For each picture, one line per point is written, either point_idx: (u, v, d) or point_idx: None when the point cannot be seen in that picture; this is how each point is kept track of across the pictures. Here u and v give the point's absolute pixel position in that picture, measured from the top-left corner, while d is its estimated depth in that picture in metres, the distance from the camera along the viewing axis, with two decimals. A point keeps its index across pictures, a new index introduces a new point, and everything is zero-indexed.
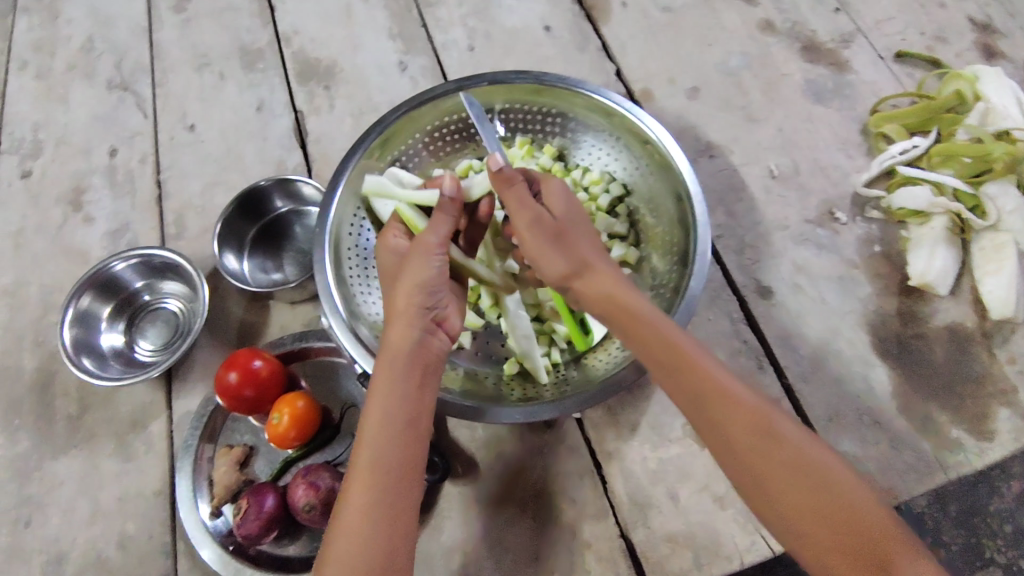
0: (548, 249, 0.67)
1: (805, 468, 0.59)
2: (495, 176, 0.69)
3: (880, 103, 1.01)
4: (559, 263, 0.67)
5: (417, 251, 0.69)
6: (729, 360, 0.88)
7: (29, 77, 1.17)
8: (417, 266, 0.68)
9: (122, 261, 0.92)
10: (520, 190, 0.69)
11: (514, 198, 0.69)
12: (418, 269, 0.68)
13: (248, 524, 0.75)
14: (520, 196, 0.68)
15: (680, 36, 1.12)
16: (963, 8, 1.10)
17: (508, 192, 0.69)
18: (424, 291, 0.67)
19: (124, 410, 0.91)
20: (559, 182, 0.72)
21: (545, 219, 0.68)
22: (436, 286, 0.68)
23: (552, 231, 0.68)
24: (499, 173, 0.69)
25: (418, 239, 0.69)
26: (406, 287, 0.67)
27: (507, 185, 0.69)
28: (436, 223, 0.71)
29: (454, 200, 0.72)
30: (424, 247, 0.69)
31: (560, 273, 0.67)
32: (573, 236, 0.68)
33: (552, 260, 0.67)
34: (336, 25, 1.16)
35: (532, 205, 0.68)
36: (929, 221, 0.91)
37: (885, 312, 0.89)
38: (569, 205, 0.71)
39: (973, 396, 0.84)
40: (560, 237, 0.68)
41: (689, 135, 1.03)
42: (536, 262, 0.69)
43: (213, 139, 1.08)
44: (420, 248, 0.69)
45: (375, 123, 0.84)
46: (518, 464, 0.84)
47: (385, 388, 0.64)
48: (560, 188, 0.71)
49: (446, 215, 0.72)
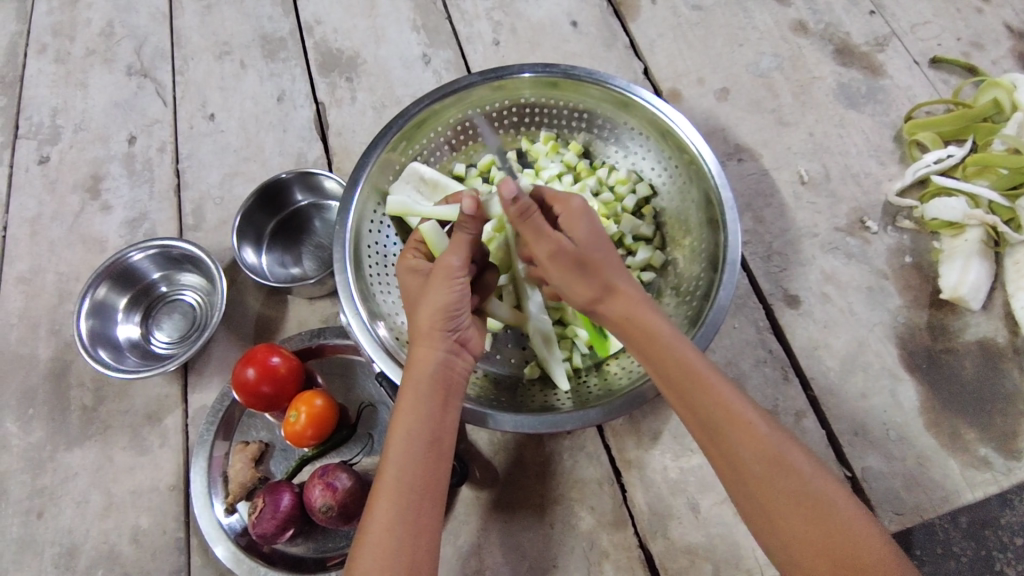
0: (570, 279, 0.66)
1: (816, 506, 0.57)
2: (507, 207, 0.64)
3: (915, 109, 0.99)
4: (585, 290, 0.66)
5: (439, 274, 0.66)
6: (754, 370, 0.86)
7: (48, 61, 1.16)
8: (439, 288, 0.65)
9: (140, 251, 0.91)
10: (536, 221, 0.65)
11: (530, 230, 0.65)
12: (441, 292, 0.65)
13: (263, 523, 0.74)
14: (537, 228, 0.65)
15: (710, 36, 1.09)
16: (1002, 13, 1.07)
17: (523, 224, 0.65)
18: (447, 314, 0.65)
19: (139, 402, 0.90)
20: (580, 201, 0.68)
21: (566, 249, 0.65)
22: (459, 308, 0.66)
23: (574, 260, 0.65)
24: (514, 204, 0.64)
25: (438, 262, 0.66)
26: (428, 307, 0.65)
27: (522, 216, 0.64)
28: (457, 245, 0.68)
29: (474, 218, 0.68)
30: (444, 273, 0.66)
31: (585, 299, 0.67)
32: (598, 262, 0.66)
33: (575, 287, 0.66)
34: (359, 16, 1.15)
35: (552, 236, 0.65)
36: (963, 233, 0.89)
37: (915, 325, 0.87)
38: (592, 227, 0.67)
39: (1004, 413, 0.82)
40: (582, 266, 0.65)
41: (718, 137, 1.01)
42: (561, 289, 0.68)
43: (233, 130, 1.07)
44: (442, 272, 0.66)
45: (398, 115, 0.81)
46: (536, 470, 0.83)
47: (409, 407, 0.64)
48: (584, 209, 0.68)
49: (466, 234, 0.68)
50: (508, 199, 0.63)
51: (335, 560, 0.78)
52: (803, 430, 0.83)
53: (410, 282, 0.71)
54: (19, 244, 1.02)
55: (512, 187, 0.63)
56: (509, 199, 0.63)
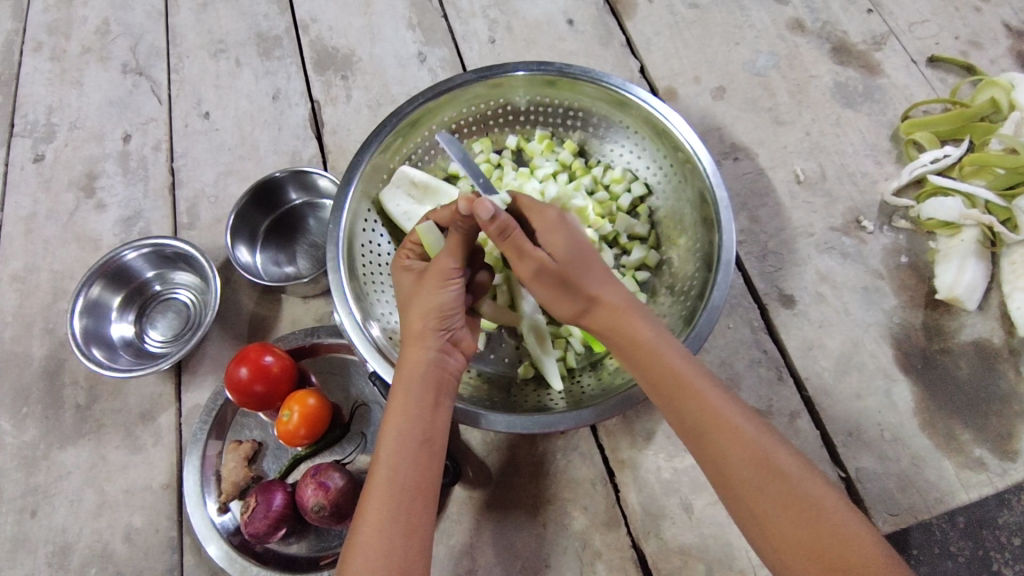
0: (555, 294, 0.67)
1: (806, 509, 0.57)
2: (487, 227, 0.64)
3: (912, 109, 0.98)
4: (568, 305, 0.67)
5: (433, 277, 0.66)
6: (749, 370, 0.86)
7: (44, 58, 1.16)
8: (433, 290, 0.66)
9: (134, 250, 0.91)
10: (517, 238, 0.65)
11: (512, 248, 0.65)
12: (432, 296, 0.66)
13: (256, 522, 0.74)
14: (518, 246, 0.65)
15: (706, 34, 1.09)
16: (1000, 12, 1.06)
17: (504, 241, 0.65)
18: (441, 316, 0.66)
19: (132, 400, 0.90)
20: (556, 213, 0.68)
21: (546, 266, 0.65)
22: (453, 310, 0.67)
23: (556, 277, 0.66)
24: (493, 222, 0.63)
25: (434, 265, 0.67)
26: (417, 311, 0.66)
27: (503, 233, 0.64)
28: (450, 245, 0.67)
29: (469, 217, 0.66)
30: (438, 274, 0.66)
31: (572, 312, 0.67)
32: (580, 275, 0.66)
33: (563, 302, 0.67)
34: (355, 13, 1.14)
35: (531, 252, 0.65)
36: (959, 233, 0.89)
37: (910, 325, 0.87)
38: (572, 237, 0.67)
39: (998, 414, 0.82)
40: (565, 280, 0.66)
41: (714, 135, 1.01)
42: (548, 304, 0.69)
43: (228, 128, 1.06)
44: (436, 274, 0.66)
45: (392, 114, 0.81)
46: (529, 470, 0.82)
47: (400, 408, 0.64)
48: (561, 219, 0.68)
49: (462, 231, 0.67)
50: (485, 219, 0.63)
51: (328, 559, 0.78)
52: (796, 431, 0.82)
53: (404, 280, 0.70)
54: (13, 242, 1.02)
55: (489, 207, 0.62)
56: (487, 219, 0.63)
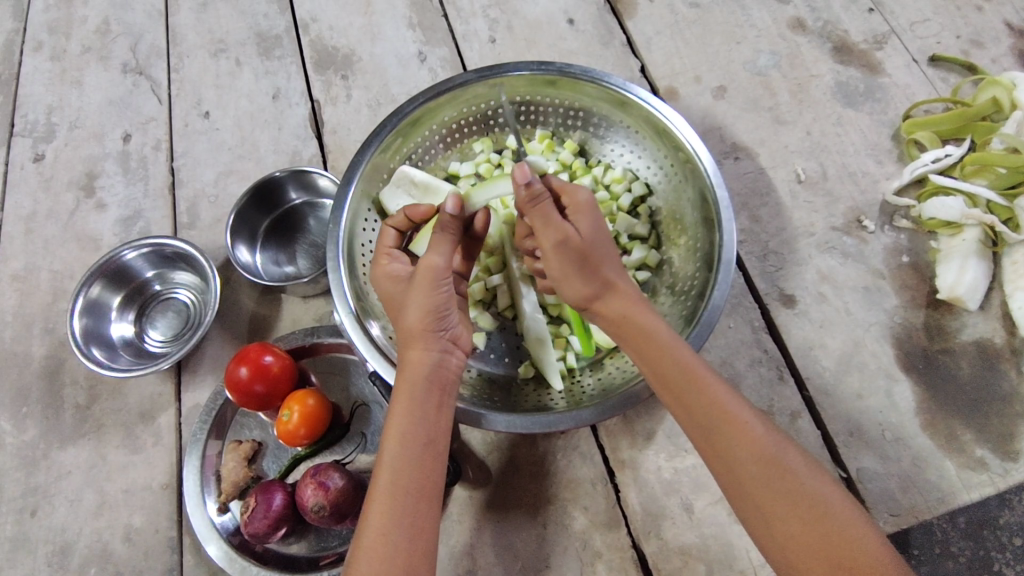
0: (573, 272, 0.65)
1: (813, 508, 0.57)
2: (518, 190, 0.64)
3: (913, 109, 0.98)
4: (584, 287, 0.65)
5: (423, 275, 0.65)
6: (750, 369, 0.86)
7: (44, 58, 1.16)
8: (426, 289, 0.64)
9: (133, 249, 0.90)
10: (546, 207, 0.64)
11: (539, 217, 0.64)
12: (426, 295, 0.65)
13: (256, 522, 0.74)
14: (547, 215, 0.64)
15: (707, 34, 1.09)
16: (1002, 11, 1.06)
17: (534, 210, 0.64)
18: (436, 316, 0.65)
19: (132, 400, 0.90)
20: (588, 196, 0.66)
21: (572, 240, 0.64)
22: (446, 309, 0.65)
23: (578, 254, 0.64)
24: (526, 189, 0.64)
25: (423, 261, 0.65)
26: (419, 308, 0.64)
27: (533, 202, 0.64)
28: (438, 244, 0.66)
29: (457, 219, 0.67)
30: (431, 272, 0.64)
31: (584, 295, 0.66)
32: (599, 258, 0.65)
33: (577, 284, 0.65)
34: (356, 12, 1.14)
35: (559, 224, 0.64)
36: (961, 232, 0.88)
37: (912, 325, 0.87)
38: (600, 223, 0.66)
39: (1000, 414, 0.81)
40: (586, 260, 0.65)
41: (715, 135, 1.01)
42: (559, 282, 0.67)
43: (228, 128, 1.06)
44: (428, 271, 0.65)
45: (393, 114, 0.80)
46: (530, 470, 0.82)
47: (405, 410, 0.63)
48: (591, 205, 0.66)
49: (449, 233, 0.67)
50: (521, 184, 0.63)
51: (329, 559, 0.78)
52: (797, 431, 0.82)
53: (439, 241, 0.67)
54: (13, 241, 1.02)
55: (526, 172, 0.63)
56: (522, 184, 0.63)
